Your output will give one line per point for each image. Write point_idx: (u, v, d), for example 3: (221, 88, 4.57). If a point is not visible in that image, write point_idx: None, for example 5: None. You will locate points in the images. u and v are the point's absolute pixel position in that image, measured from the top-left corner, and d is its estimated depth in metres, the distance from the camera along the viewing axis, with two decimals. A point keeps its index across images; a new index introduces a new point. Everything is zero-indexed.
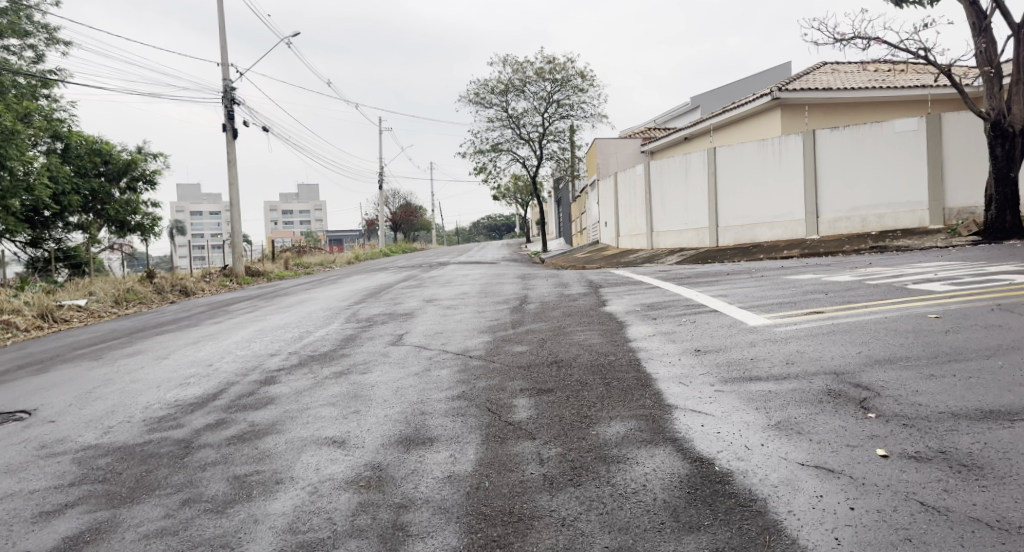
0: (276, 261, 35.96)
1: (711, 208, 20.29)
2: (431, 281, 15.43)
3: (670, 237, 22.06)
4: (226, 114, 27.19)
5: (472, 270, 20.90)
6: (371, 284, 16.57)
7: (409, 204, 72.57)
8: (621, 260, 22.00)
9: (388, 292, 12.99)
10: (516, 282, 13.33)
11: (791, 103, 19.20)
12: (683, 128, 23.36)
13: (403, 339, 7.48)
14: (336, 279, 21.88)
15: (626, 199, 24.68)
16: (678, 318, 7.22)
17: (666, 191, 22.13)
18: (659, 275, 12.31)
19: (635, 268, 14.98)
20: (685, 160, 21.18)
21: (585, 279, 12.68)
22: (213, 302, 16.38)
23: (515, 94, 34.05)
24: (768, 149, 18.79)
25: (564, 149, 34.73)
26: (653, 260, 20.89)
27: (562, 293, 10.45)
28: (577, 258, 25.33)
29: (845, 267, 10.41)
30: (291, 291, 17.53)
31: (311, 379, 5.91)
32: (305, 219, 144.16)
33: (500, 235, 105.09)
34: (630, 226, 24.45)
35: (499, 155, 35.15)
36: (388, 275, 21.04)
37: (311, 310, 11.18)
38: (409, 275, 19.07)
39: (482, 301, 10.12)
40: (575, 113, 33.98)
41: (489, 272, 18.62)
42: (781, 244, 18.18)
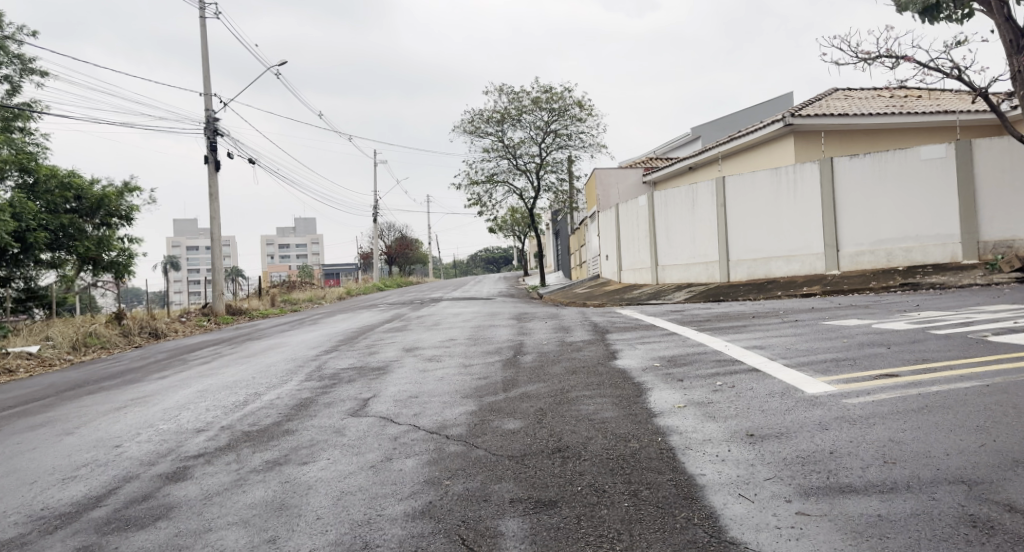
0: (262, 298, 34.56)
1: (721, 240, 18.94)
2: (418, 323, 14.00)
3: (677, 272, 20.65)
4: (209, 146, 26.04)
5: (465, 309, 19.52)
6: (353, 327, 15.13)
7: (404, 237, 71.28)
8: (626, 297, 20.58)
9: (367, 337, 11.56)
10: (511, 325, 11.91)
11: (805, 130, 17.91)
12: (689, 157, 22.04)
13: (368, 408, 6.02)
14: (320, 319, 20.47)
15: (629, 231, 23.30)
16: (710, 382, 5.76)
17: (671, 222, 20.79)
18: (673, 317, 10.89)
19: (642, 308, 13.59)
20: (692, 190, 19.89)
21: (589, 321, 11.26)
22: (177, 348, 14.93)
23: (512, 124, 32.94)
24: (782, 178, 17.53)
25: (562, 180, 33.53)
26: (659, 296, 19.48)
27: (562, 341, 9.02)
28: (577, 294, 23.89)
29: (892, 312, 9.01)
30: (266, 334, 16.09)
31: (233, 474, 4.46)
32: (300, 253, 142.84)
33: (498, 268, 103.77)
34: (633, 259, 23.04)
35: (495, 187, 33.96)
36: (375, 315, 19.62)
37: (275, 360, 9.76)
38: (396, 316, 17.63)
39: (470, 352, 8.69)
40: (574, 144, 32.86)
41: (482, 312, 17.23)
42: (799, 280, 16.80)
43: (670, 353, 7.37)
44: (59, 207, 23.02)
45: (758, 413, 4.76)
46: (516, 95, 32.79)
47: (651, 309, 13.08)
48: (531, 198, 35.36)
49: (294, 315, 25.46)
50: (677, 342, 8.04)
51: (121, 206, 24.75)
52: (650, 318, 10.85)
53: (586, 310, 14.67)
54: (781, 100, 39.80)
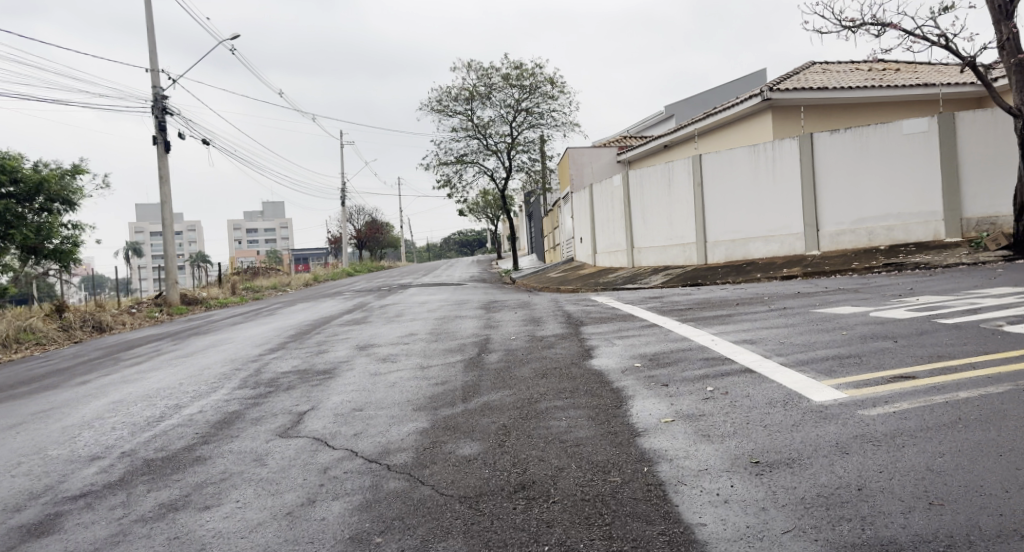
0: (224, 285, 33.66)
1: (697, 221, 18.28)
2: (381, 314, 13.14)
3: (652, 254, 19.97)
4: (158, 126, 25.11)
5: (433, 296, 18.75)
6: (313, 318, 14.25)
7: (376, 220, 70.14)
8: (601, 281, 19.88)
9: (321, 332, 10.72)
10: (479, 316, 11.09)
11: (784, 105, 17.21)
12: (665, 135, 21.27)
13: (300, 426, 5.21)
14: (280, 309, 19.56)
15: (603, 213, 22.56)
16: (699, 388, 4.97)
17: (647, 203, 20.09)
18: (652, 306, 10.12)
19: (618, 295, 12.85)
20: (668, 170, 19.21)
21: (561, 311, 10.47)
22: (121, 344, 14.04)
23: (481, 102, 31.94)
24: (760, 156, 16.88)
25: (534, 160, 32.67)
26: (635, 280, 18.81)
27: (531, 336, 8.21)
28: (551, 278, 23.15)
29: (890, 295, 8.29)
30: (221, 327, 15.17)
31: (113, 530, 3.65)
32: (271, 238, 140.61)
33: (471, 251, 102.78)
34: (608, 241, 22.31)
35: (464, 168, 32.98)
36: (338, 304, 18.76)
37: (217, 360, 8.90)
38: (359, 305, 16.79)
39: (428, 349, 7.88)
40: (545, 122, 31.97)
41: (450, 300, 16.45)
42: (778, 262, 16.17)
43: (649, 349, 6.58)
44: None
45: (761, 429, 3.95)
46: (485, 72, 31.77)
47: (627, 296, 12.34)
48: (502, 179, 34.44)
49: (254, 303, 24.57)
50: (658, 335, 7.26)
51: (62, 189, 23.67)
52: (628, 307, 10.08)
53: (559, 298, 13.94)
54: (755, 76, 39.10)
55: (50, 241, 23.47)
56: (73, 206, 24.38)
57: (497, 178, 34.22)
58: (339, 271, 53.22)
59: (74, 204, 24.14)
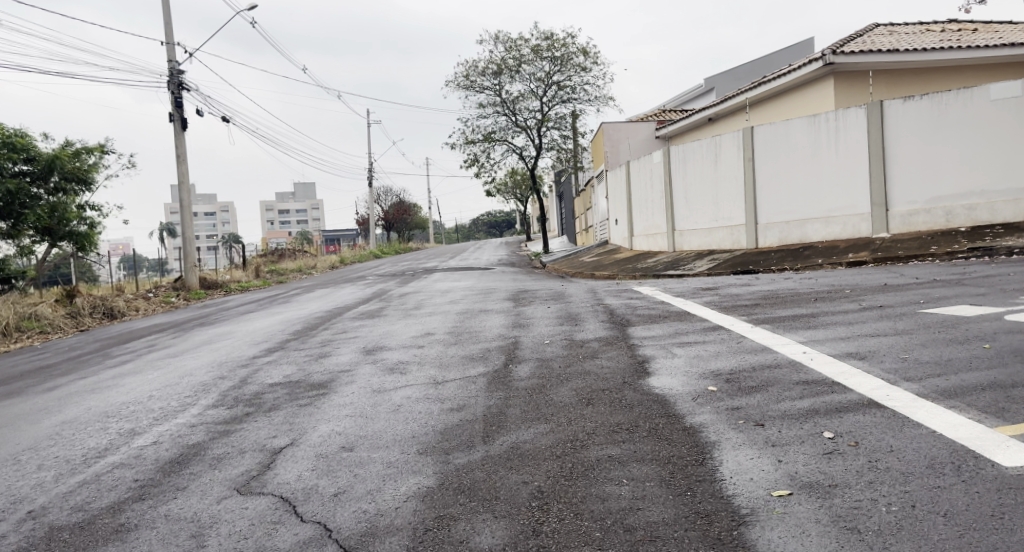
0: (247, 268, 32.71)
1: (748, 200, 16.77)
2: (399, 305, 11.82)
3: (696, 238, 18.42)
4: (175, 102, 24.04)
5: (460, 283, 17.47)
6: (326, 308, 13.01)
7: (404, 202, 69.06)
8: (640, 266, 18.42)
9: (328, 327, 9.46)
10: (507, 310, 9.70)
11: (845, 70, 15.64)
12: (709, 107, 19.76)
13: (268, 474, 3.92)
14: (299, 295, 18.44)
15: (641, 193, 21.02)
16: (809, 432, 3.55)
17: (690, 182, 18.54)
18: (709, 300, 8.65)
19: (665, 285, 11.41)
20: (715, 145, 17.67)
21: (601, 306, 9.05)
22: (122, 335, 12.97)
23: (510, 76, 30.41)
24: (821, 129, 15.32)
25: (565, 137, 31.13)
26: (677, 265, 17.35)
27: (568, 339, 6.81)
28: (585, 263, 21.69)
29: (1006, 292, 6.79)
30: (229, 316, 14.01)
31: None
32: (301, 220, 140.65)
33: (501, 232, 101.53)
34: (646, 224, 20.78)
35: (493, 146, 31.52)
36: (359, 290, 17.54)
37: (204, 363, 7.66)
38: (380, 293, 15.53)
39: (446, 355, 6.56)
40: (577, 97, 30.36)
41: (478, 288, 15.14)
42: (841, 246, 14.59)
43: (724, 366, 5.14)
44: (7, 171, 20.83)
45: (939, 525, 2.71)
46: (514, 44, 30.20)
47: (674, 287, 10.88)
48: (532, 158, 32.96)
49: (274, 288, 23.51)
50: (729, 344, 5.80)
51: (79, 168, 22.63)
52: (680, 303, 8.61)
53: (599, 286, 12.56)
54: (799, 47, 36.92)
55: (65, 223, 22.48)
56: (89, 186, 23.43)
57: (526, 157, 32.74)
58: (366, 254, 52.29)
59: (90, 184, 23.18)
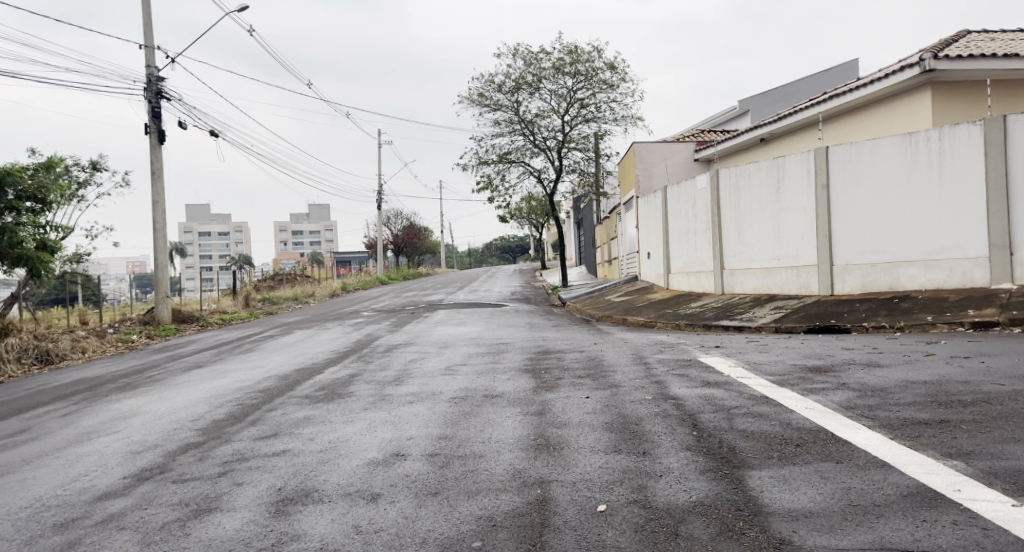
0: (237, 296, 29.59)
1: (822, 238, 13.90)
2: (378, 372, 8.70)
3: (750, 279, 15.35)
4: (151, 111, 20.41)
5: (468, 329, 14.36)
6: (286, 367, 9.87)
7: (414, 225, 66.21)
8: (681, 312, 15.32)
9: (260, 418, 6.36)
10: (526, 395, 6.59)
11: (947, 79, 12.97)
12: (763, 126, 17.05)
13: None
14: (274, 337, 15.35)
15: (680, 224, 17.95)
16: None
17: (744, 212, 15.50)
18: (844, 405, 5.52)
19: (742, 356, 8.28)
20: (777, 170, 14.73)
21: (669, 401, 5.91)
22: (20, 398, 9.80)
23: (528, 93, 27.52)
24: (921, 152, 12.59)
25: (588, 160, 28.19)
26: (731, 312, 14.26)
27: (641, 503, 3.70)
28: (610, 303, 18.53)
29: None
30: (167, 372, 10.88)
31: None
32: (313, 240, 138.49)
33: (514, 258, 98.67)
34: (685, 258, 17.68)
35: (508, 168, 28.60)
36: (345, 335, 14.44)
37: (15, 504, 4.52)
38: (364, 342, 12.41)
39: (415, 541, 3.47)
40: (602, 116, 27.43)
41: (489, 340, 12.06)
42: (951, 299, 11.77)
43: None
44: None
45: None
46: (534, 57, 27.35)
47: (759, 362, 7.78)
48: (550, 181, 29.99)
49: (254, 323, 20.35)
50: None
51: (36, 185, 19.61)
52: (798, 408, 5.48)
53: (645, 349, 9.45)
54: (844, 68, 33.87)
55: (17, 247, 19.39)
56: (48, 204, 20.35)
57: (545, 180, 29.79)
58: (371, 279, 49.23)
59: (48, 202, 20.10)
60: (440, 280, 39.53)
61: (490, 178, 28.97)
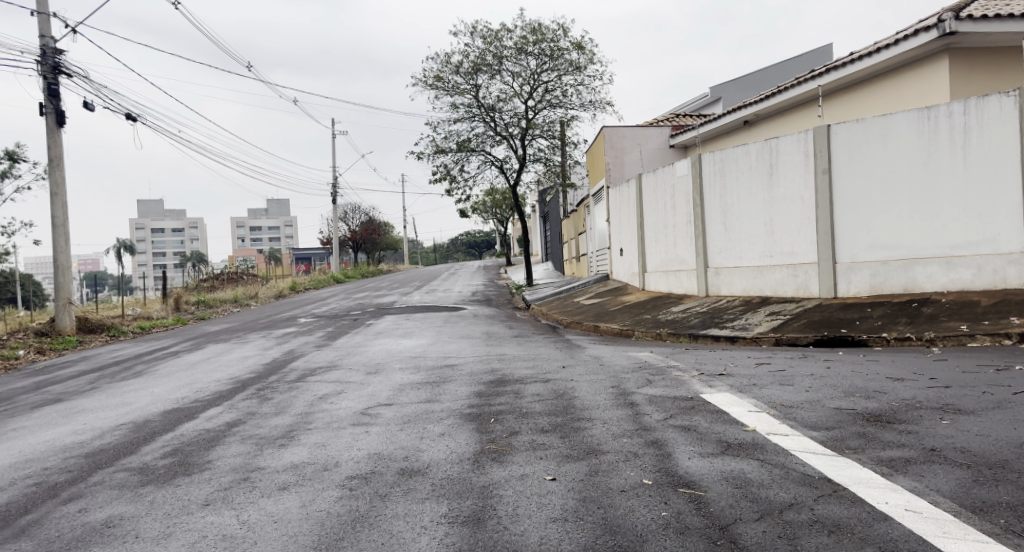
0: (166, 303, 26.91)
1: (823, 231, 11.88)
2: (269, 420, 6.42)
3: (738, 279, 13.32)
4: (49, 90, 17.71)
5: (411, 343, 12.14)
6: (157, 408, 7.54)
7: (373, 220, 63.45)
8: (659, 318, 13.24)
9: (38, 522, 4.07)
10: (461, 473, 4.38)
11: (969, 44, 11.01)
12: (749, 106, 15.17)
13: None
14: (182, 355, 12.93)
15: (656, 217, 15.86)
16: None
17: (730, 202, 13.47)
18: (966, 504, 3.41)
19: (760, 391, 6.17)
20: (769, 153, 12.68)
21: (682, 492, 3.77)
22: None
23: (488, 75, 25.23)
24: (942, 129, 10.64)
25: (554, 148, 26.02)
26: (719, 319, 12.21)
27: None
28: (579, 307, 16.40)
29: None
30: (12, 410, 8.45)
31: None
32: (273, 237, 134.41)
33: (479, 254, 96.28)
34: (663, 255, 15.60)
35: (467, 158, 26.35)
36: (263, 352, 12.09)
37: None
38: (278, 365, 10.09)
39: None
40: (568, 101, 25.27)
41: (433, 359, 9.86)
42: (983, 304, 9.81)
43: None
44: None
45: None
46: (495, 36, 25.05)
47: (786, 402, 5.68)
48: (513, 172, 27.77)
49: (173, 334, 17.80)
50: None
51: None
52: (895, 512, 3.36)
53: (626, 376, 7.32)
54: (819, 52, 32.18)
55: None
56: None
57: (507, 170, 27.57)
58: (325, 278, 46.63)
59: None
60: (399, 280, 37.02)
61: (447, 167, 26.68)
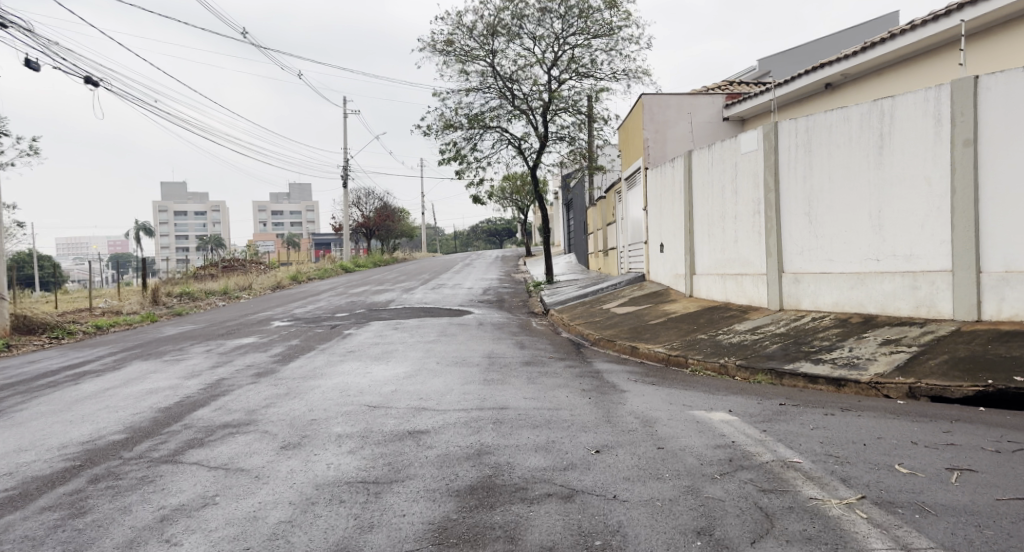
0: (134, 305, 23.95)
1: (959, 225, 8.33)
2: None
3: (828, 290, 9.86)
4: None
5: (382, 373, 8.89)
6: None
7: (388, 207, 60.34)
8: (718, 340, 9.85)
9: None
10: None
11: None
12: (836, 63, 12.27)
13: None
14: (86, 380, 9.80)
15: (710, 204, 12.44)
16: None
17: (818, 185, 10.03)
18: None
19: None
20: (876, 118, 9.20)
21: None
22: None
23: (507, 39, 21.85)
24: None
25: (581, 124, 22.58)
26: (808, 346, 8.81)
27: None
28: (610, 317, 13.05)
29: None
30: None
31: None
32: (292, 222, 131.94)
33: (500, 242, 92.97)
34: (720, 254, 12.19)
35: (481, 135, 23.04)
36: (182, 382, 8.92)
37: None
38: (173, 417, 6.89)
39: None
40: (598, 70, 21.81)
41: (398, 411, 6.61)
42: None
43: None
44: None
45: None
46: None
47: None
48: (533, 153, 24.39)
49: (115, 343, 14.73)
50: None
51: None
52: None
53: (712, 488, 4.04)
54: (881, 20, 28.36)
55: None
56: None
57: (526, 150, 24.20)
58: (332, 267, 43.59)
59: None
60: (408, 271, 33.84)
61: (458, 146, 23.38)
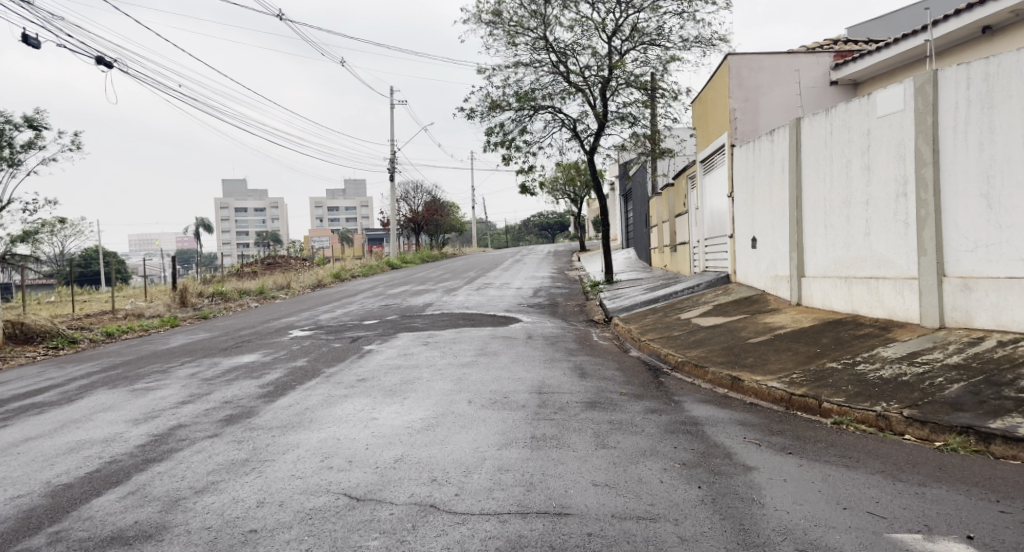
0: (156, 307, 22.04)
1: None
2: None
3: (1019, 302, 6.99)
4: None
5: (391, 423, 6.38)
6: None
7: (437, 201, 58.26)
8: (857, 373, 7.06)
9: None
10: None
11: None
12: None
13: None
14: (19, 419, 7.54)
15: (828, 186, 9.61)
16: None
17: (1005, 154, 7.18)
18: None
19: None
20: None
21: None
22: None
23: (562, 5, 19.19)
24: None
25: (645, 102, 19.80)
26: (1010, 387, 6.00)
27: None
28: (693, 332, 10.32)
29: None
30: None
31: None
32: (345, 218, 131.40)
33: (553, 237, 90.25)
34: (842, 250, 9.34)
35: (532, 116, 20.45)
36: (125, 431, 6.57)
37: None
38: (56, 510, 4.51)
39: None
40: (667, 38, 18.99)
41: (391, 517, 4.09)
42: None
43: None
44: None
45: None
46: None
47: None
48: (590, 136, 21.69)
49: (105, 358, 12.57)
50: None
51: None
52: None
53: None
54: None
55: None
56: None
57: (583, 133, 21.53)
58: (377, 264, 41.46)
59: None
60: (454, 269, 31.40)
61: (506, 129, 20.83)
